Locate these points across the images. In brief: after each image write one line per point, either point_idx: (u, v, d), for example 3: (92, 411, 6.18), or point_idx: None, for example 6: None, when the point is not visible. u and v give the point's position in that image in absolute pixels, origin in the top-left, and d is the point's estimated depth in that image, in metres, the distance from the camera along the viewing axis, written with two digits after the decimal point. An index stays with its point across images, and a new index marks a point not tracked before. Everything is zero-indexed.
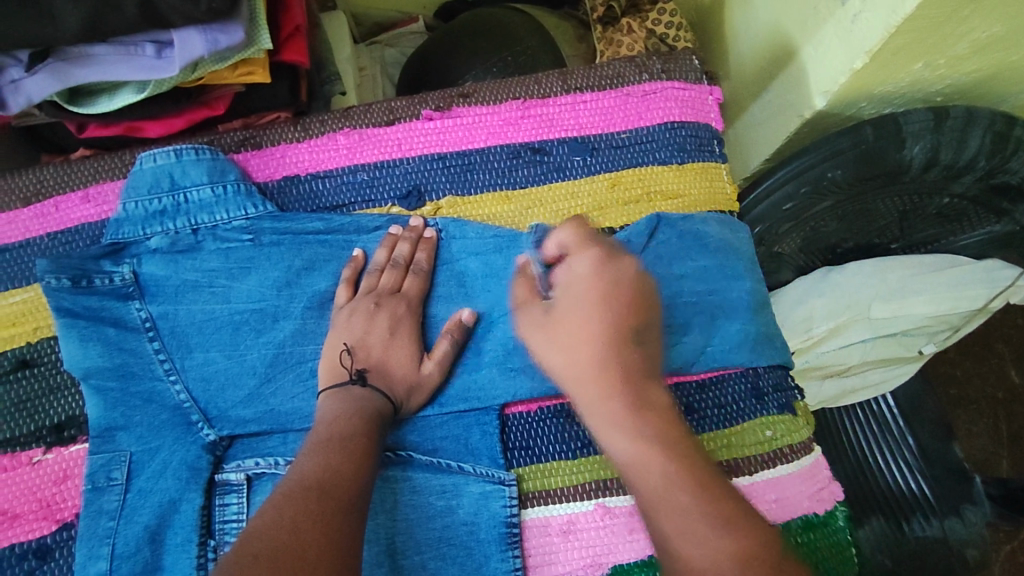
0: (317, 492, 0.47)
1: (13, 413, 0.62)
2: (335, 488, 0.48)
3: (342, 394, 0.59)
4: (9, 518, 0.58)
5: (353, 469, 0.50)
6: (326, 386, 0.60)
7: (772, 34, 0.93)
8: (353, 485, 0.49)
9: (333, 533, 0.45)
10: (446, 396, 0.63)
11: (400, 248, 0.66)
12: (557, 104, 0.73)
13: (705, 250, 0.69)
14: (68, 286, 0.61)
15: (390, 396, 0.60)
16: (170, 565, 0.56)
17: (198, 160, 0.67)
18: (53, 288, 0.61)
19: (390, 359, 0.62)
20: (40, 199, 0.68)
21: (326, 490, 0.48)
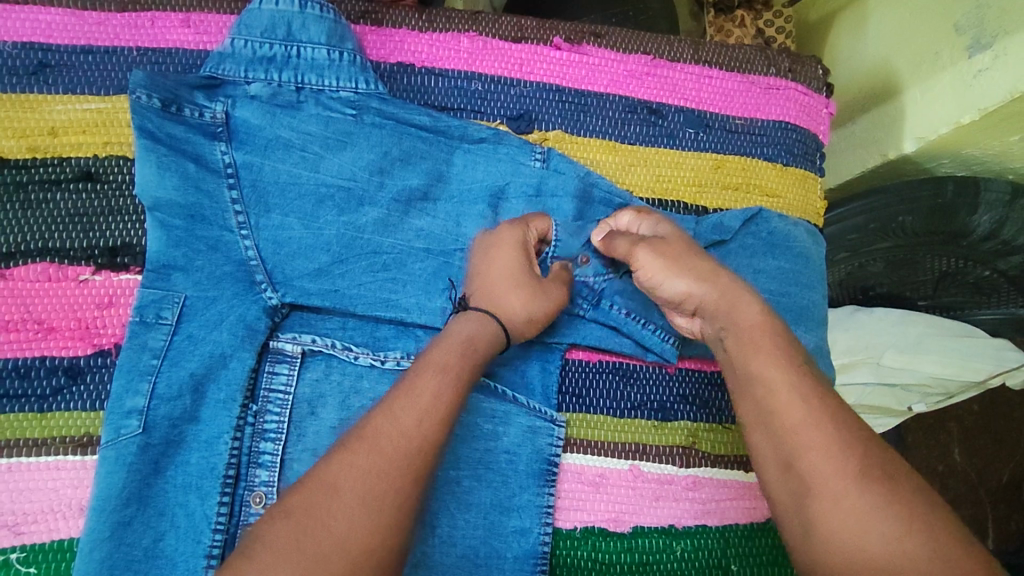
0: (364, 438, 0.42)
1: (68, 223, 0.58)
2: (429, 389, 0.45)
3: (472, 318, 0.53)
4: (44, 330, 0.56)
5: (470, 367, 0.49)
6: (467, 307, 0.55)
7: (877, 68, 0.94)
8: (466, 387, 0.47)
9: (382, 483, 0.40)
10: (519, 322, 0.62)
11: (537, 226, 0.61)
12: (683, 72, 0.72)
13: (788, 253, 0.70)
14: (157, 108, 0.57)
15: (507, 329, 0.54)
16: (208, 419, 0.55)
17: (322, 18, 0.62)
18: (142, 106, 0.56)
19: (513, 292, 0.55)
20: (136, 9, 0.64)
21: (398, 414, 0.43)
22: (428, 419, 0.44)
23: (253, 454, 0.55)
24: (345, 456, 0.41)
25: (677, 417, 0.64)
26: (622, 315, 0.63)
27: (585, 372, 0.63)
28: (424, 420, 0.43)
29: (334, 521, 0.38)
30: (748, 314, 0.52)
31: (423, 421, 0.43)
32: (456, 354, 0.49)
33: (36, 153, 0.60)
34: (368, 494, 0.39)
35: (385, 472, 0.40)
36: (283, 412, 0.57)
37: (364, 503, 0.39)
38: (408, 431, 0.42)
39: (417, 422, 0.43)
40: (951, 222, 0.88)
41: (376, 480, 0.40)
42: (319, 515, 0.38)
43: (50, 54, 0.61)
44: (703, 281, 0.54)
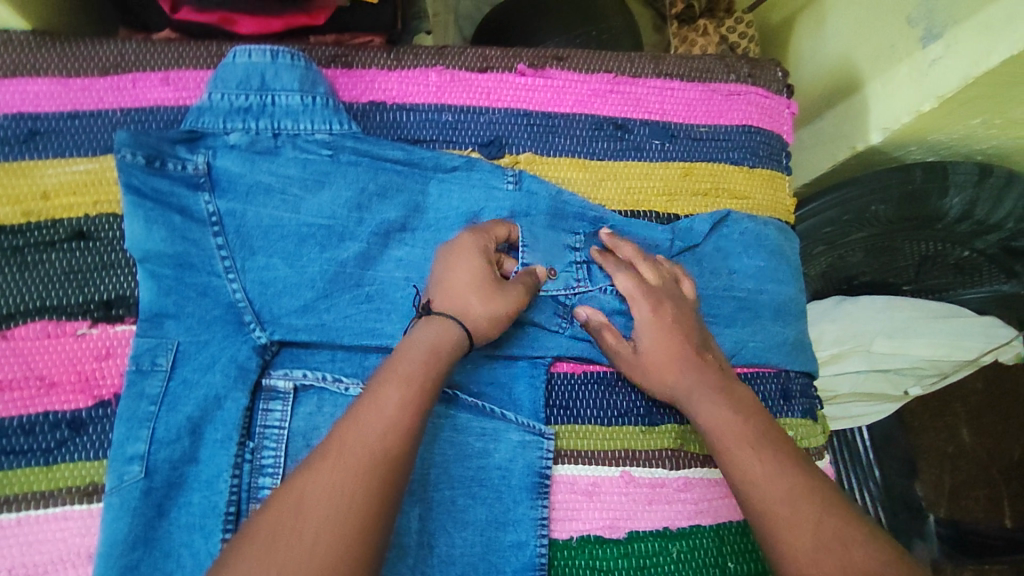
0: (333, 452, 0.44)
1: (63, 281, 0.61)
2: (391, 401, 0.47)
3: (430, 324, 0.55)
4: (46, 385, 0.59)
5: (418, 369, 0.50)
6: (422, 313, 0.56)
7: (839, 64, 0.96)
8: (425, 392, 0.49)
9: (343, 493, 0.42)
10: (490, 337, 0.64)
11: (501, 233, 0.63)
12: (646, 86, 0.74)
13: (761, 252, 0.71)
14: (141, 165, 0.60)
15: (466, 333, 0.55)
16: (207, 459, 0.57)
17: (293, 66, 0.65)
18: (127, 164, 0.59)
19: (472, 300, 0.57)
20: (118, 72, 0.67)
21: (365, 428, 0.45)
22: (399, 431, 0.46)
23: (253, 490, 0.57)
24: (312, 470, 0.43)
25: (664, 420, 0.66)
26: None
27: (571, 384, 0.65)
28: (388, 430, 0.45)
29: (302, 534, 0.40)
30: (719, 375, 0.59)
31: (387, 430, 0.45)
32: (420, 362, 0.51)
33: (29, 217, 0.62)
34: (338, 508, 0.41)
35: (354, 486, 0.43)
36: (279, 447, 0.58)
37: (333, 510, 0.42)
38: (372, 441, 0.44)
39: (380, 432, 0.45)
40: (923, 207, 0.89)
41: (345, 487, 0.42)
42: (286, 530, 0.40)
43: (39, 122, 0.65)
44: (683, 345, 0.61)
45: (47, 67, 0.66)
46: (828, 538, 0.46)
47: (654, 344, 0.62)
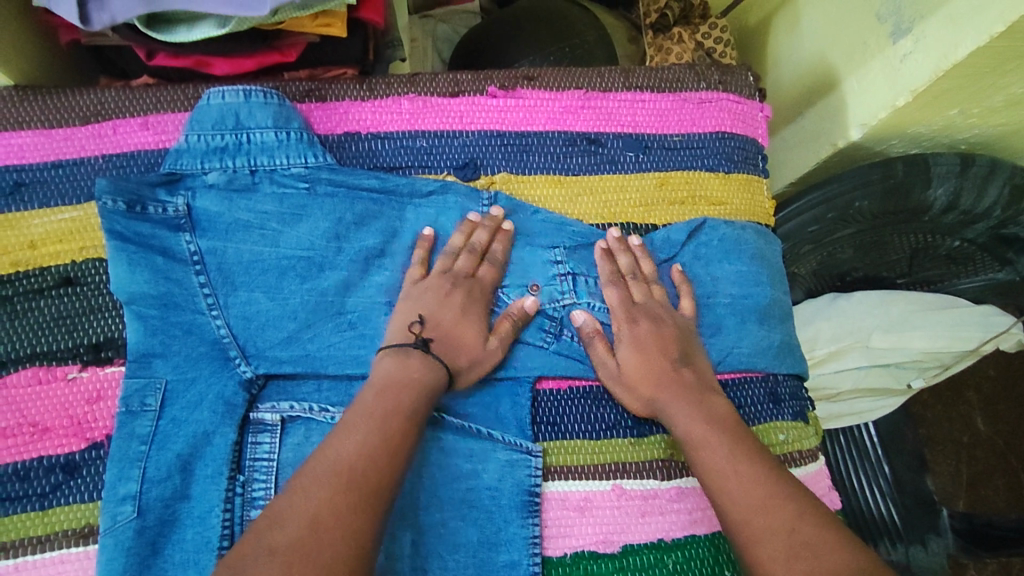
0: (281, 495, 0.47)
1: (52, 327, 0.62)
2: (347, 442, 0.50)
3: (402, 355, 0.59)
4: (39, 431, 0.60)
5: (401, 399, 0.55)
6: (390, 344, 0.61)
7: (815, 63, 0.97)
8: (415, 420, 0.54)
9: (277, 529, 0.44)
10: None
11: (478, 235, 0.67)
12: (616, 100, 0.75)
13: (742, 257, 0.71)
14: (123, 210, 0.61)
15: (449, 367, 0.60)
16: (198, 495, 0.58)
17: (266, 103, 0.66)
18: (109, 210, 0.60)
19: (458, 333, 0.62)
20: (99, 120, 0.69)
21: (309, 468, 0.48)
22: (379, 454, 0.50)
23: (245, 523, 0.58)
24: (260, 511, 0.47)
25: (653, 431, 0.66)
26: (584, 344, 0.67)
27: (557, 400, 0.66)
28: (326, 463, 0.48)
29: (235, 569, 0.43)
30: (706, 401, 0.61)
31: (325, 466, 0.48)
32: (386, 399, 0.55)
33: (18, 267, 0.64)
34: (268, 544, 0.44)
35: (342, 509, 0.45)
36: (270, 478, 0.59)
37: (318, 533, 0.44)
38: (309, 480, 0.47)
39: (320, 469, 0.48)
40: (907, 200, 0.89)
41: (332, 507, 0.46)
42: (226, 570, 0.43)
43: (24, 174, 0.66)
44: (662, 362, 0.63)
45: (30, 120, 0.67)
46: (800, 545, 0.48)
47: (626, 367, 0.64)
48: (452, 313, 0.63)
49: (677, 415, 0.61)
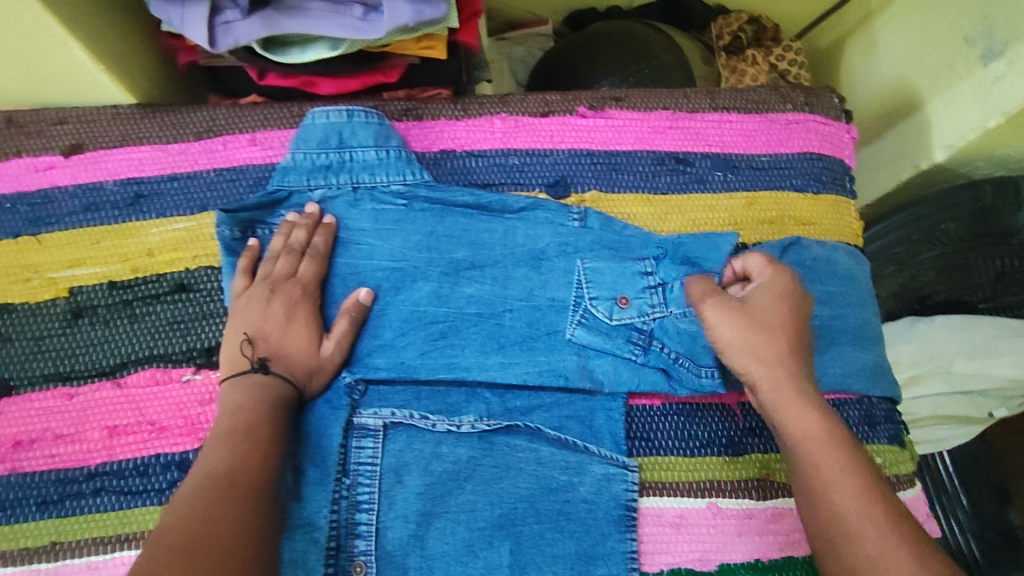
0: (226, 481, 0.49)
1: (168, 331, 0.66)
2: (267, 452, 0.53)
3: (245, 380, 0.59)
4: (156, 429, 0.63)
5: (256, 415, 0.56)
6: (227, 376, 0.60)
7: (894, 85, 0.96)
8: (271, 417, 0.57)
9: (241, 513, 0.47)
10: (557, 374, 0.66)
11: (295, 234, 0.66)
12: (704, 120, 0.76)
13: (834, 277, 0.71)
14: (237, 237, 0.67)
15: (292, 381, 0.60)
16: (309, 496, 0.59)
17: (367, 122, 0.69)
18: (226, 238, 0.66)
19: (288, 344, 0.62)
20: (210, 135, 0.72)
21: (249, 468, 0.51)
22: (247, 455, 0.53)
23: (351, 526, 0.59)
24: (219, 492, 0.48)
25: (748, 450, 0.66)
26: (672, 360, 0.67)
27: (650, 416, 0.67)
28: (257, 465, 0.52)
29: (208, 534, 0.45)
30: (805, 425, 0.53)
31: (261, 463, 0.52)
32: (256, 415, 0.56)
33: (137, 273, 0.68)
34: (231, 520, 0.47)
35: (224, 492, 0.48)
36: (373, 483, 0.61)
37: (225, 521, 0.46)
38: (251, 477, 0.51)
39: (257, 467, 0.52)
40: (996, 223, 0.91)
41: (203, 509, 0.47)
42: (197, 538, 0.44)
43: (143, 186, 0.70)
44: (778, 343, 0.57)
45: (149, 135, 0.71)
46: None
47: (754, 299, 0.60)
48: (238, 318, 0.63)
49: (795, 414, 0.54)
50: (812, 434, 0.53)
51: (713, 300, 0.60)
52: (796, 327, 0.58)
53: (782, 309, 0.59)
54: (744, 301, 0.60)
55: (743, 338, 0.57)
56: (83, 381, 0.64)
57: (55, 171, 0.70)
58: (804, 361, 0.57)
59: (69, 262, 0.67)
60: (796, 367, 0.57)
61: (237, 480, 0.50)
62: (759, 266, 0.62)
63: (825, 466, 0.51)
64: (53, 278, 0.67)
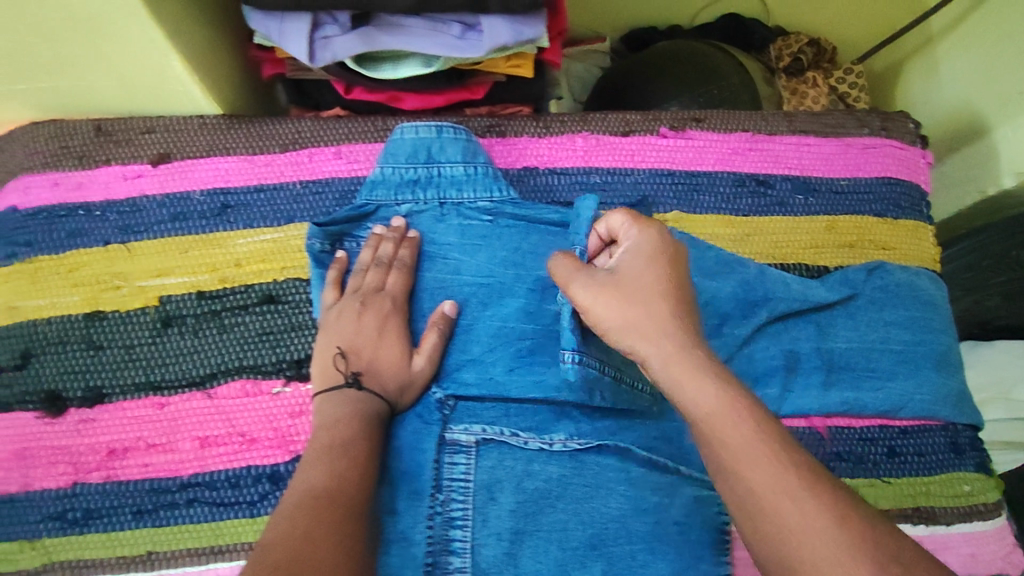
0: (327, 500, 0.48)
1: (257, 342, 0.66)
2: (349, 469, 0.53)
3: (338, 395, 0.60)
4: (248, 441, 0.64)
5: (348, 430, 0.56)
6: (320, 389, 0.61)
7: (958, 110, 0.97)
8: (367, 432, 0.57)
9: (344, 531, 0.47)
10: None
11: (383, 248, 0.66)
12: (783, 143, 0.76)
13: (916, 302, 0.71)
14: (327, 250, 0.67)
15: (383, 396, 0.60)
16: (404, 510, 0.60)
17: (456, 138, 0.69)
18: (316, 251, 0.67)
19: (381, 358, 0.62)
20: (295, 148, 0.72)
21: (347, 487, 0.51)
22: (348, 475, 0.52)
23: (445, 542, 0.59)
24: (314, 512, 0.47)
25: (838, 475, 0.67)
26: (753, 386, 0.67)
27: None
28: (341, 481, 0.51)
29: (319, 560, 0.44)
30: (703, 400, 0.42)
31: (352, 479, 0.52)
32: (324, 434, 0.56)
33: (225, 283, 0.68)
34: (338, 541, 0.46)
35: (317, 509, 0.48)
36: (466, 499, 0.61)
37: (318, 541, 0.45)
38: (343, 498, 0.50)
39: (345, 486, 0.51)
40: None
41: (307, 527, 0.46)
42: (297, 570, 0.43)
43: (230, 196, 0.70)
44: (645, 306, 0.46)
45: (235, 146, 0.71)
46: None
47: (627, 270, 0.48)
48: (329, 333, 0.63)
49: (692, 387, 0.42)
50: (716, 411, 0.41)
51: (582, 279, 0.50)
52: (678, 289, 0.47)
53: (653, 275, 0.47)
54: (614, 272, 0.49)
55: (625, 320, 0.46)
56: (174, 390, 0.65)
57: (143, 179, 0.70)
58: (699, 334, 0.46)
59: (158, 271, 0.68)
60: (695, 341, 0.45)
61: (337, 499, 0.49)
62: (623, 225, 0.52)
63: (728, 458, 0.40)
64: (141, 286, 0.68)
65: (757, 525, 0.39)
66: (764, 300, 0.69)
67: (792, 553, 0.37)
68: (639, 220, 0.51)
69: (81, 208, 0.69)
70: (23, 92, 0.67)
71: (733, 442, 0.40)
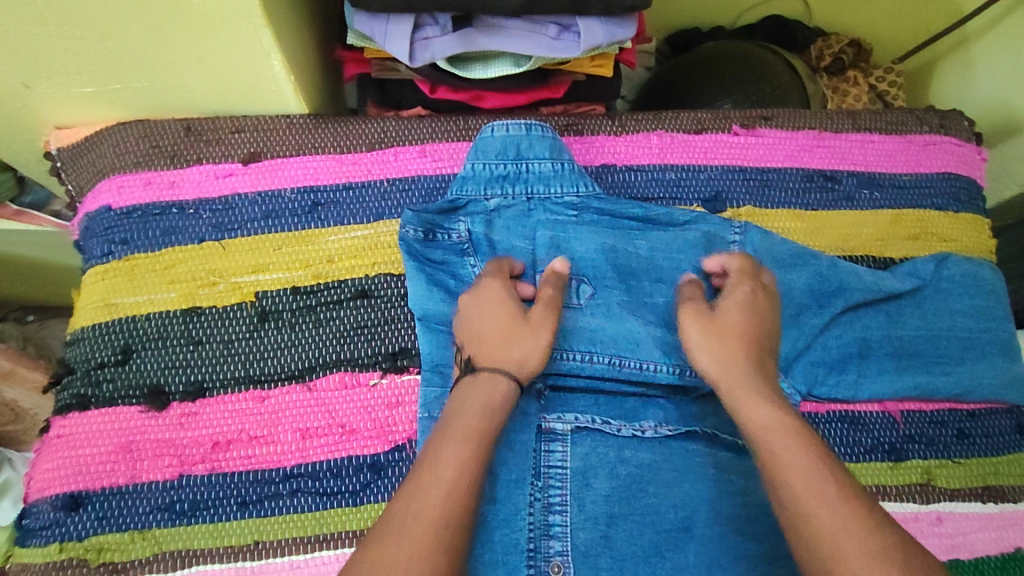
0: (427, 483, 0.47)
1: (353, 336, 0.68)
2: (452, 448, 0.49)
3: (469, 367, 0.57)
4: (347, 432, 0.65)
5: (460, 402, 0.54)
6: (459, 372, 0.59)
7: (995, 106, 1.00)
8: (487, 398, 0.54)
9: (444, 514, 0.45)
10: None
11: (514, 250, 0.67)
12: (848, 140, 0.79)
13: (981, 291, 0.74)
14: (420, 238, 0.68)
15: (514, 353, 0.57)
16: (504, 498, 0.61)
17: (544, 136, 0.72)
18: (410, 238, 0.68)
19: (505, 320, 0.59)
20: (382, 147, 0.74)
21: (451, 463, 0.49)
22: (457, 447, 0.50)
23: (545, 526, 0.61)
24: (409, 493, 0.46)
25: (910, 456, 0.69)
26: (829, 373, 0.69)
27: (816, 423, 0.69)
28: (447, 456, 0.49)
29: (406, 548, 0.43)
30: (760, 416, 0.51)
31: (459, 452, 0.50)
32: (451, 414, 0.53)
33: (319, 278, 0.70)
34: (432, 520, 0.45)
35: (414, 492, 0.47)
36: (563, 485, 0.62)
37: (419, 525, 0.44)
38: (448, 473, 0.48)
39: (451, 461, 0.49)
40: None
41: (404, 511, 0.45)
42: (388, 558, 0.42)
43: (320, 194, 0.72)
44: (744, 348, 0.56)
45: (323, 146, 0.73)
46: None
47: (728, 313, 0.59)
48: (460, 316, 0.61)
49: (752, 406, 0.52)
50: (771, 427, 0.50)
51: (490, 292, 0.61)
52: (762, 337, 0.58)
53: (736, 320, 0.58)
54: (714, 315, 0.59)
55: (724, 354, 0.56)
56: (273, 384, 0.66)
57: (234, 178, 0.72)
58: (765, 370, 0.56)
59: (253, 268, 0.69)
60: (758, 374, 0.55)
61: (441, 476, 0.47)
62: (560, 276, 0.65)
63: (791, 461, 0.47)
64: (237, 282, 0.69)
65: (794, 516, 0.45)
66: (839, 288, 0.70)
67: (815, 534, 0.43)
68: (736, 276, 0.63)
69: (175, 206, 0.71)
70: (117, 95, 0.68)
71: (783, 451, 0.48)
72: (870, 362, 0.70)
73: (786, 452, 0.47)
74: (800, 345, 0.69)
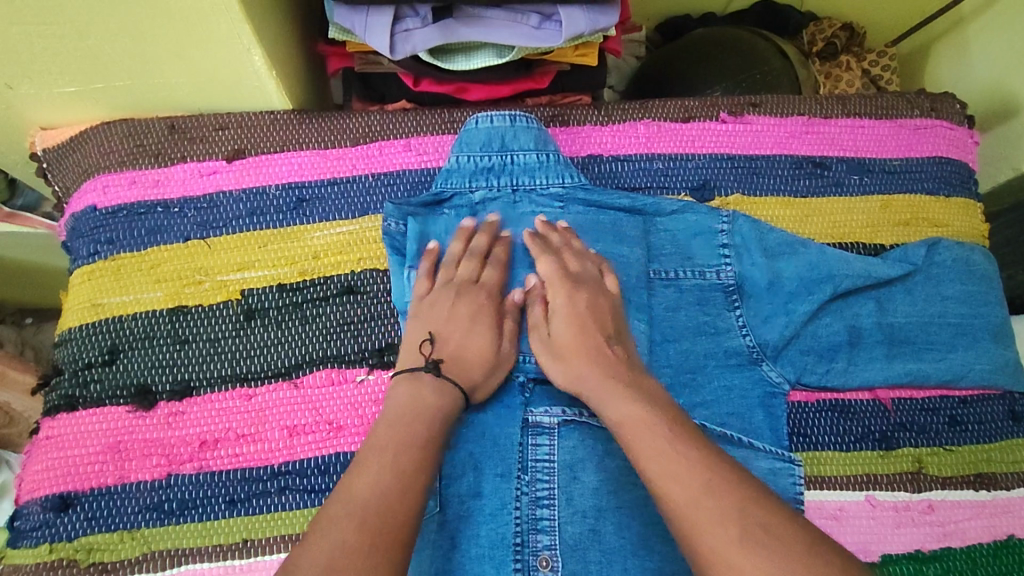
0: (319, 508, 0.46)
1: (340, 333, 0.68)
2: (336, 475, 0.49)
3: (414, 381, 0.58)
4: (335, 429, 0.65)
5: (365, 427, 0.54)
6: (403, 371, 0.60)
7: (987, 89, 0.99)
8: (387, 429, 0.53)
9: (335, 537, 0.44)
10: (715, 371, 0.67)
11: (479, 240, 0.66)
12: (837, 125, 0.78)
13: (973, 277, 0.74)
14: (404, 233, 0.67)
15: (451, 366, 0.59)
16: (490, 493, 0.61)
17: (528, 128, 0.72)
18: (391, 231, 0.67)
19: (468, 349, 0.61)
20: (367, 141, 0.74)
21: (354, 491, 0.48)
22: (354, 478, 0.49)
23: (533, 521, 0.60)
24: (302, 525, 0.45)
25: (901, 445, 0.69)
26: (819, 360, 0.68)
27: (805, 413, 0.69)
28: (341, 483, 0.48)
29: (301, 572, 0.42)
30: (617, 411, 0.54)
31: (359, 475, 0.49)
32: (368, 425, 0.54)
33: (306, 275, 0.69)
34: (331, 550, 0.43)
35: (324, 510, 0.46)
36: (551, 479, 0.62)
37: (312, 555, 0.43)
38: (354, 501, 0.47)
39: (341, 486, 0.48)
40: None
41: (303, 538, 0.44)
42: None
43: (305, 190, 0.72)
44: (598, 347, 0.60)
45: (307, 141, 0.73)
46: None
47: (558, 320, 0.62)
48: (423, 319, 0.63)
49: (612, 401, 0.55)
50: (630, 418, 0.52)
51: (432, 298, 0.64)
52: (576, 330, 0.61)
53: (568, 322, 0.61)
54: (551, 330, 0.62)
55: (569, 369, 0.59)
56: (260, 382, 0.66)
57: (218, 175, 0.71)
58: (606, 360, 0.59)
59: (237, 266, 0.69)
60: (612, 364, 0.58)
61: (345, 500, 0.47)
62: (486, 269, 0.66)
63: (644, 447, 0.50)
64: (223, 281, 0.69)
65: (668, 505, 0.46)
66: (829, 274, 0.69)
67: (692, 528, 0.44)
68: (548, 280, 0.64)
69: (159, 205, 0.70)
70: (98, 95, 0.68)
71: (639, 438, 0.51)
72: (862, 349, 0.69)
73: (646, 440, 0.50)
74: (787, 333, 0.68)
